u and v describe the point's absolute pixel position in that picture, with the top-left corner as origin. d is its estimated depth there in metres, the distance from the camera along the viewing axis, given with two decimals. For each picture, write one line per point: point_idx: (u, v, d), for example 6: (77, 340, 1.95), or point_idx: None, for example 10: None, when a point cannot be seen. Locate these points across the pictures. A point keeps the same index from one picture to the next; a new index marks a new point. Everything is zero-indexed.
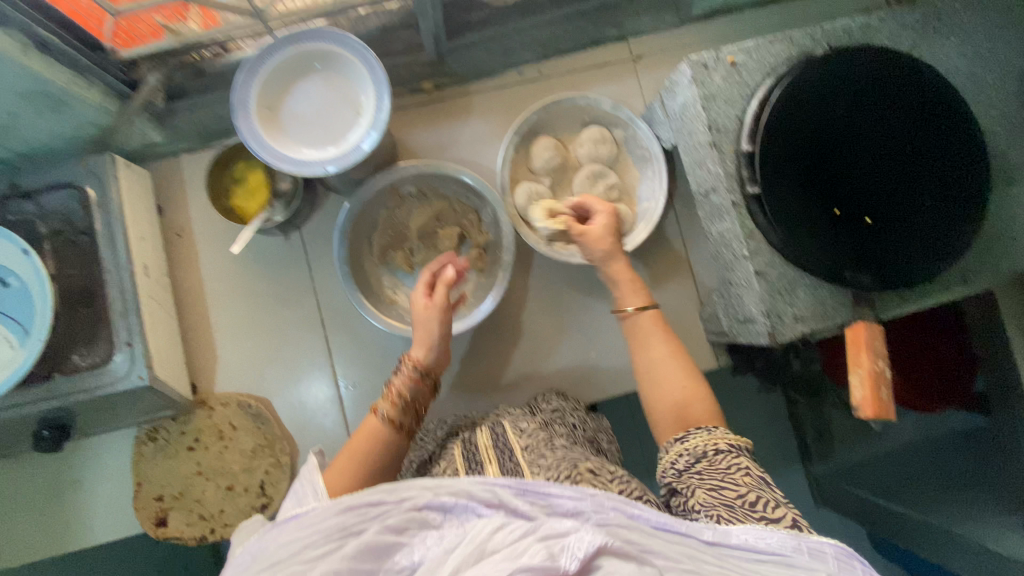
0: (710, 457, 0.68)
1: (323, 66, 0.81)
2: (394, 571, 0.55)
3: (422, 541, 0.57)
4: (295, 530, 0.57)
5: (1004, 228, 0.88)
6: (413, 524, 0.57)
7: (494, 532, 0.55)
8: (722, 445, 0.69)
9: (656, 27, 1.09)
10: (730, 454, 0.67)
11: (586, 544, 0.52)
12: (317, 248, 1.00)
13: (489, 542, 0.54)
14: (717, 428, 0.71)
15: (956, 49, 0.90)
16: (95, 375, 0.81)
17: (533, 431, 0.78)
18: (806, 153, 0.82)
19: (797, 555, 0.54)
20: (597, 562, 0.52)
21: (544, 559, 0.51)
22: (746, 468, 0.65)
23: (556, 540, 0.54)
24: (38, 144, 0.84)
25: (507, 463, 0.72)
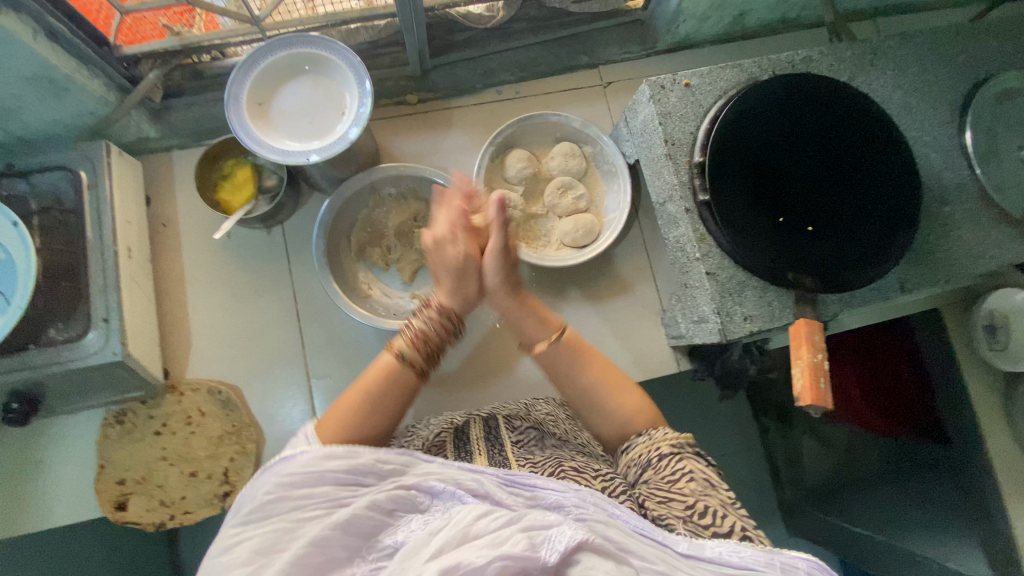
0: (654, 462, 0.70)
1: (312, 68, 0.88)
2: (380, 550, 0.59)
3: (406, 524, 0.60)
4: (287, 483, 0.61)
5: (938, 242, 0.95)
6: (400, 506, 0.62)
7: (477, 519, 0.56)
8: (665, 449, 0.71)
9: (624, 56, 1.19)
10: (675, 458, 0.69)
11: (566, 537, 0.54)
12: (298, 242, 1.05)
13: (474, 526, 0.56)
14: (657, 430, 0.74)
15: (889, 82, 1.00)
16: (68, 349, 0.83)
17: (524, 426, 0.81)
18: (752, 164, 0.90)
19: (769, 569, 0.57)
20: (576, 556, 0.54)
21: (524, 549, 0.53)
22: (688, 471, 0.68)
23: (539, 530, 0.56)
24: (37, 129, 0.89)
25: (496, 455, 0.74)
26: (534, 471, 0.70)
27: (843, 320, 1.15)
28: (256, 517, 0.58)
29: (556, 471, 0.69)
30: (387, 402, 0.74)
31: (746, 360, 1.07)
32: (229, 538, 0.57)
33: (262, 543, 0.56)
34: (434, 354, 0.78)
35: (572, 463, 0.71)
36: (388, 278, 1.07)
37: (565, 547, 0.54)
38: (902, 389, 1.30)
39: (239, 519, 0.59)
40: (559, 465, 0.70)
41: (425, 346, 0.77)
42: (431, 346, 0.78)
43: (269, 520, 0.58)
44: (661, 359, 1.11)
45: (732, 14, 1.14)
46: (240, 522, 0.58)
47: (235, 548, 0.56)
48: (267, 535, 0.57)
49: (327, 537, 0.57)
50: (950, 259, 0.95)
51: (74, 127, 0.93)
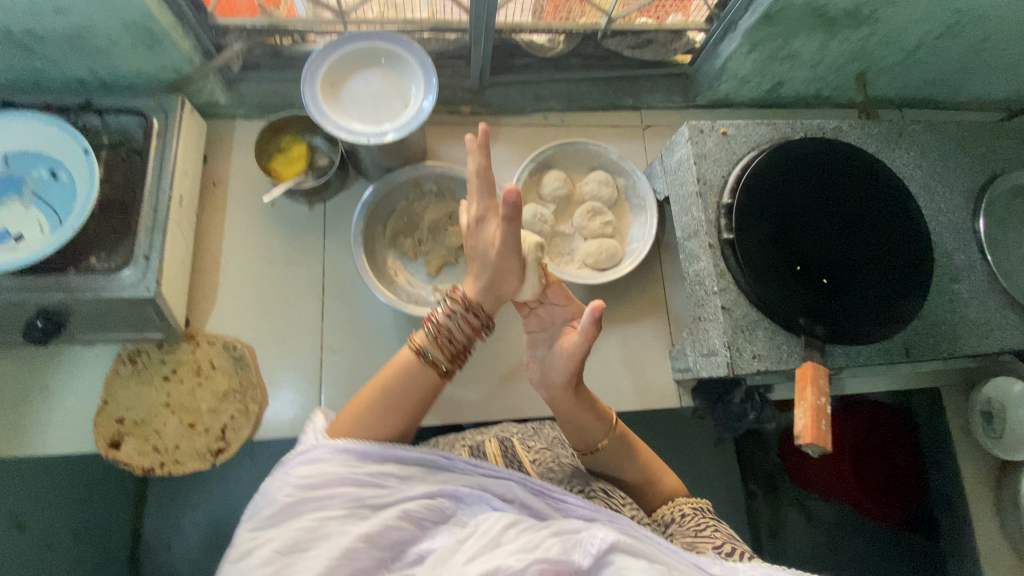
0: (678, 520, 0.70)
1: (386, 62, 0.95)
2: (408, 560, 0.56)
3: (433, 534, 0.58)
4: (307, 484, 0.56)
5: (945, 317, 0.99)
6: (429, 515, 0.58)
7: (506, 528, 0.55)
8: (687, 509, 0.72)
9: (666, 104, 1.27)
10: (698, 515, 0.70)
11: (598, 540, 0.54)
12: (336, 222, 1.10)
13: (504, 535, 0.55)
14: (681, 497, 0.75)
15: (911, 161, 1.06)
16: (106, 278, 0.86)
17: (540, 449, 0.83)
18: (778, 213, 0.95)
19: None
20: (609, 557, 0.53)
21: (559, 552, 0.53)
22: (714, 525, 0.68)
23: (570, 535, 0.55)
24: (124, 74, 0.97)
25: (514, 471, 0.76)
26: (559, 487, 0.72)
27: (845, 383, 1.17)
28: (274, 521, 0.54)
29: (585, 490, 0.72)
30: (409, 394, 0.65)
31: (747, 406, 1.11)
32: (250, 542, 0.53)
33: (285, 543, 0.52)
34: (456, 350, 0.69)
35: (599, 484, 0.74)
36: (414, 268, 1.11)
37: (598, 549, 0.53)
38: (897, 472, 1.31)
39: (257, 521, 0.54)
40: (586, 484, 0.73)
41: (451, 343, 0.68)
42: (456, 342, 0.69)
43: (290, 523, 0.53)
44: (663, 391, 1.13)
45: (771, 82, 1.22)
46: (258, 526, 0.53)
47: (256, 552, 0.52)
48: (287, 537, 0.52)
49: (355, 548, 0.52)
50: (955, 334, 0.99)
51: (155, 80, 1.00)
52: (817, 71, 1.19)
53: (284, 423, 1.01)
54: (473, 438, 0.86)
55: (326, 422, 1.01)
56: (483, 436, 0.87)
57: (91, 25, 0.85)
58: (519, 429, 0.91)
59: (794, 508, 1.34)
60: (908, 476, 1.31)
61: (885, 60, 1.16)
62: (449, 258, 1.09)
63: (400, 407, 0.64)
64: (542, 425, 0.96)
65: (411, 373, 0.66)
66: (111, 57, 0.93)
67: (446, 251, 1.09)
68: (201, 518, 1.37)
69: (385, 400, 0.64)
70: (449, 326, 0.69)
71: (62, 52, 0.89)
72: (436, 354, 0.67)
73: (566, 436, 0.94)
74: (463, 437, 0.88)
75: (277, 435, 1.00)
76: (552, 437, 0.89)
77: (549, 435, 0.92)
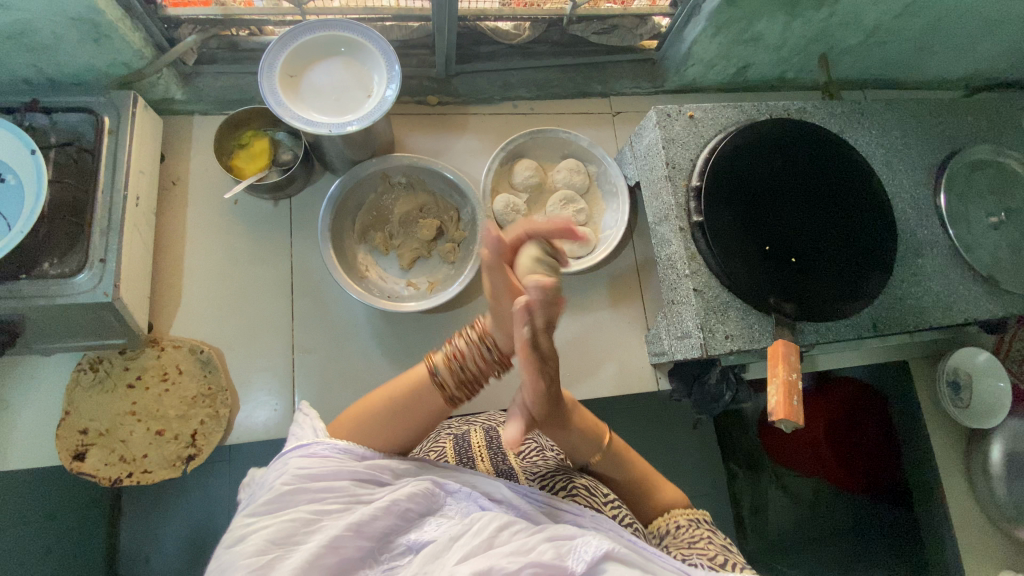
0: (674, 530, 0.70)
1: (346, 51, 0.93)
2: (393, 553, 0.54)
3: (421, 526, 0.56)
4: (307, 475, 0.55)
5: (911, 290, 1.01)
6: (415, 511, 0.56)
7: (500, 528, 0.53)
8: (682, 520, 0.71)
9: (634, 90, 1.27)
10: (694, 526, 0.70)
11: (593, 547, 0.51)
12: (303, 217, 1.08)
13: (497, 537, 0.52)
14: (681, 507, 0.74)
15: (873, 138, 1.08)
16: (59, 283, 0.83)
17: (524, 439, 0.80)
18: (745, 194, 0.96)
19: None
20: (603, 566, 0.51)
21: (552, 558, 0.50)
22: (708, 537, 0.67)
23: (564, 541, 0.53)
24: (71, 70, 0.92)
25: (500, 463, 0.74)
26: (544, 484, 0.71)
27: (817, 360, 1.20)
28: (270, 508, 0.52)
29: (567, 485, 0.70)
30: (421, 418, 0.62)
31: (723, 386, 1.11)
32: (241, 529, 0.51)
33: (278, 533, 0.50)
34: (473, 385, 0.62)
35: (582, 480, 0.72)
36: (386, 263, 1.09)
37: (592, 557, 0.51)
38: (875, 446, 1.34)
39: (250, 509, 0.52)
40: (568, 479, 0.71)
41: (467, 379, 0.61)
42: (475, 379, 0.62)
43: (287, 511, 0.52)
44: (639, 376, 1.14)
45: (736, 66, 1.23)
46: (252, 512, 0.52)
47: (246, 539, 0.50)
48: (283, 525, 0.51)
49: (344, 537, 0.51)
50: (921, 308, 1.01)
51: (104, 75, 0.96)
52: (781, 54, 1.21)
53: (256, 426, 0.98)
54: (458, 427, 0.85)
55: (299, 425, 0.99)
56: (469, 426, 0.86)
57: (30, 18, 0.81)
58: (504, 418, 0.90)
59: (775, 487, 1.39)
60: (883, 449, 1.34)
61: (846, 41, 1.18)
62: (421, 251, 1.08)
63: (400, 424, 0.61)
64: (529, 414, 0.97)
65: (422, 394, 0.61)
66: (54, 54, 0.88)
67: (418, 245, 1.07)
68: (182, 524, 1.36)
69: (388, 415, 0.61)
70: (468, 364, 0.61)
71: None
72: (447, 378, 0.61)
73: None
74: (446, 427, 0.86)
75: (249, 439, 0.98)
76: (539, 431, 0.88)
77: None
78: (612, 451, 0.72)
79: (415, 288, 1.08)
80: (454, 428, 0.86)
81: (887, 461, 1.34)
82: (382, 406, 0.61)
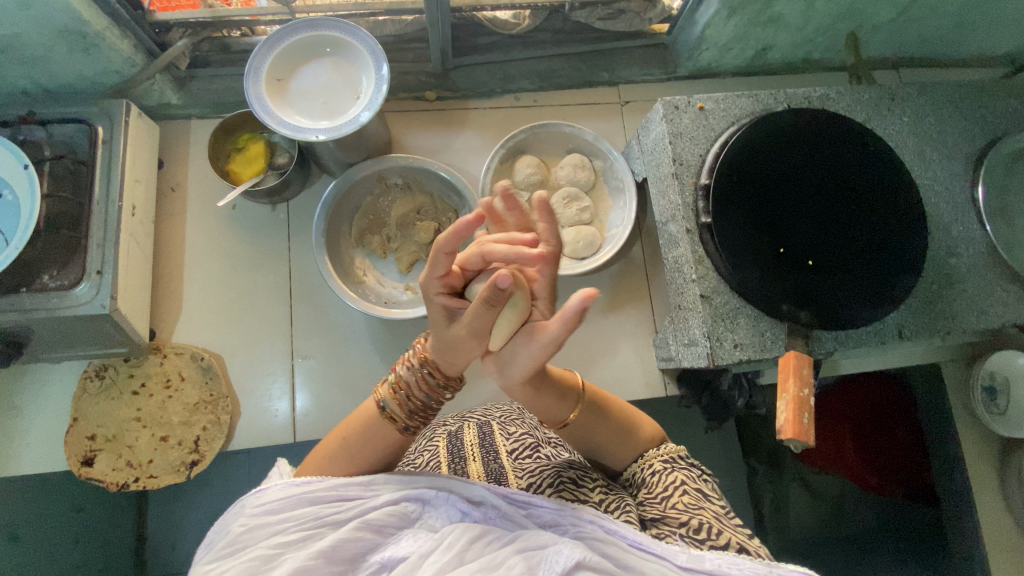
0: (647, 480, 0.67)
1: (333, 51, 0.89)
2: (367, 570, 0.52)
3: (397, 541, 0.53)
4: (263, 511, 0.54)
5: (942, 292, 0.94)
6: (392, 521, 0.55)
7: (472, 542, 0.51)
8: (657, 464, 0.68)
9: (643, 78, 1.20)
10: (666, 471, 0.67)
11: (565, 556, 0.50)
12: (301, 221, 1.07)
13: (469, 551, 0.51)
14: (655, 446, 0.70)
15: (905, 127, 0.99)
16: (58, 296, 0.84)
17: (519, 435, 0.78)
18: (758, 193, 0.89)
19: None
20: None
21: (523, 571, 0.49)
22: (683, 486, 0.65)
23: (535, 552, 0.51)
24: (64, 80, 0.92)
25: (491, 463, 0.72)
26: (533, 481, 0.68)
27: (839, 365, 1.13)
28: (227, 552, 0.51)
29: (554, 482, 0.66)
30: (371, 453, 0.61)
31: (735, 392, 1.08)
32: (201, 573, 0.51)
33: None
34: (421, 412, 0.59)
35: (571, 472, 0.68)
36: (384, 267, 1.07)
37: (563, 567, 0.49)
38: (902, 447, 1.27)
39: (210, 556, 0.52)
40: (556, 475, 0.67)
41: (410, 403, 0.58)
42: (415, 402, 0.59)
43: (245, 553, 0.51)
44: (646, 382, 1.09)
45: (755, 48, 1.15)
46: (212, 557, 0.51)
47: None
48: (243, 567, 0.50)
49: (309, 567, 0.49)
50: (953, 311, 0.94)
51: (97, 83, 0.95)
52: (805, 34, 1.12)
53: (259, 430, 0.99)
54: (455, 424, 0.84)
55: (302, 432, 1.00)
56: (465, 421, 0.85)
57: (16, 30, 0.80)
58: (506, 412, 0.88)
59: (796, 484, 1.34)
60: (908, 448, 1.27)
61: (877, 19, 1.08)
62: (420, 254, 1.04)
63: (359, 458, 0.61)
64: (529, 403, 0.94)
65: (376, 427, 0.60)
66: (45, 63, 0.88)
67: (416, 248, 1.04)
68: (202, 515, 1.41)
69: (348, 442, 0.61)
70: (407, 385, 0.58)
71: None
72: (396, 411, 0.59)
73: None
74: (443, 424, 0.87)
75: (252, 444, 0.99)
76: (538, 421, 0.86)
77: (536, 415, 0.90)
78: (589, 406, 0.65)
79: (413, 293, 1.05)
80: (454, 423, 0.86)
81: (914, 459, 1.27)
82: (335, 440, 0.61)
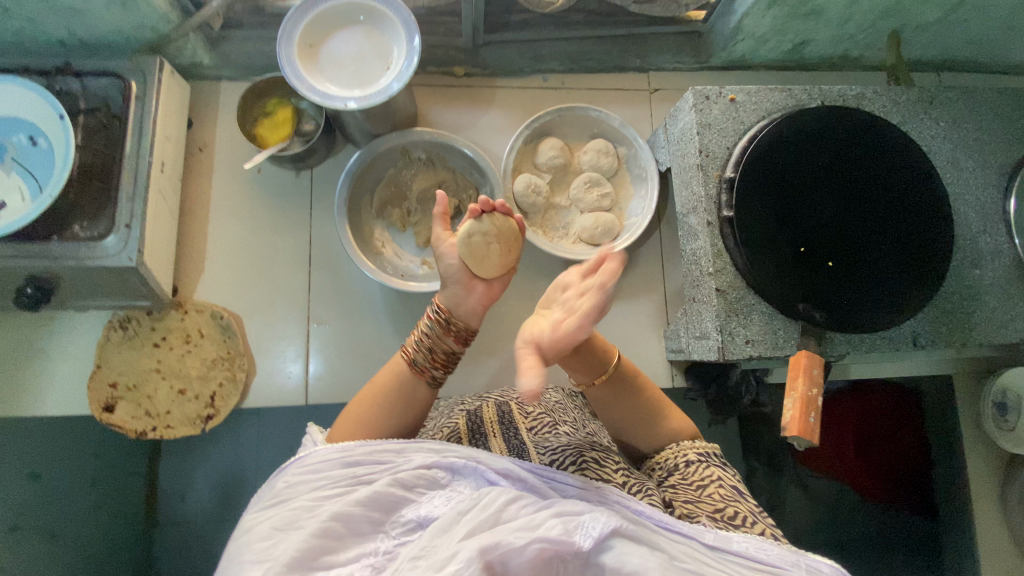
0: (682, 469, 0.68)
1: (365, 20, 0.89)
2: (399, 524, 0.52)
3: (429, 500, 0.54)
4: (305, 470, 0.56)
5: (962, 303, 0.93)
6: (422, 483, 0.55)
7: (509, 505, 0.51)
8: (692, 456, 0.69)
9: (675, 66, 1.18)
10: (701, 465, 0.68)
11: (601, 524, 0.49)
12: (324, 189, 1.08)
13: (505, 512, 0.50)
14: (685, 441, 0.72)
15: (941, 132, 0.97)
16: (88, 246, 0.86)
17: (536, 415, 0.80)
18: (783, 189, 0.88)
19: (793, 569, 0.52)
20: (611, 542, 0.49)
21: (560, 533, 0.48)
22: (718, 480, 0.65)
23: (572, 517, 0.50)
24: (101, 34, 0.93)
25: (511, 439, 0.73)
26: (554, 459, 0.69)
27: (849, 370, 1.12)
28: (272, 503, 0.53)
29: (576, 460, 0.68)
30: (400, 413, 0.65)
31: (743, 388, 1.08)
32: (250, 523, 0.53)
33: (281, 520, 0.51)
34: (442, 360, 0.67)
35: (593, 453, 0.70)
36: (402, 239, 1.08)
37: (599, 533, 0.49)
38: (903, 455, 1.27)
39: (258, 507, 0.54)
40: (579, 453, 0.69)
41: (432, 351, 0.66)
42: (438, 349, 0.66)
43: (286, 503, 0.53)
44: (654, 371, 1.10)
45: (792, 42, 1.12)
46: (258, 509, 0.54)
47: (252, 531, 0.51)
48: (285, 514, 0.52)
49: (349, 513, 0.51)
50: (972, 323, 0.93)
51: (132, 39, 0.96)
52: (845, 30, 1.09)
53: (273, 391, 1.02)
54: (471, 404, 0.85)
55: (313, 396, 1.03)
56: (482, 402, 0.86)
57: None
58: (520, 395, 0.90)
59: (794, 486, 1.34)
60: (913, 457, 1.28)
61: (922, 18, 1.05)
62: (439, 230, 1.06)
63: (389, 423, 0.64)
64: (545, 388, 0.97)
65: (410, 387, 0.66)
66: (83, 15, 0.89)
67: (435, 223, 1.05)
68: (214, 466, 1.47)
69: (377, 402, 0.64)
70: (429, 335, 0.66)
71: (33, 11, 0.86)
72: (422, 360, 0.66)
73: (564, 398, 0.95)
74: (461, 403, 0.87)
75: (266, 403, 1.02)
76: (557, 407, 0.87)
77: (550, 403, 0.90)
78: (614, 377, 0.72)
79: (430, 268, 1.07)
80: (472, 402, 0.87)
81: (916, 468, 1.28)
82: (370, 399, 0.65)
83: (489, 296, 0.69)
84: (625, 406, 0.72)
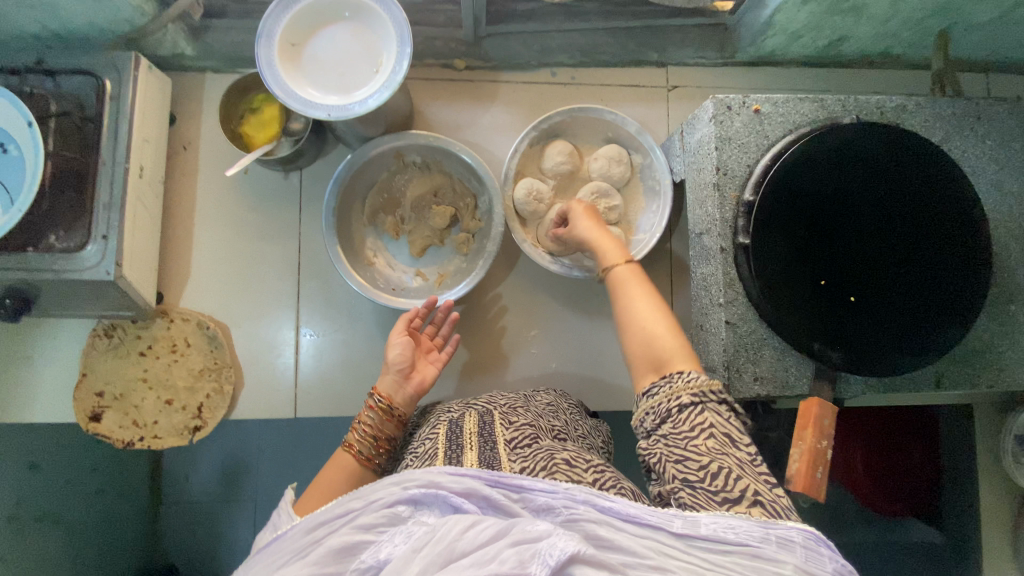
0: (674, 416, 0.58)
1: (352, 16, 0.81)
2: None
3: (389, 539, 0.45)
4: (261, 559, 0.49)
5: (993, 342, 0.86)
6: (379, 521, 0.46)
7: (465, 533, 0.42)
8: (685, 399, 0.59)
9: (696, 61, 1.08)
10: (695, 408, 0.58)
11: (559, 550, 0.41)
12: (315, 192, 1.02)
13: (460, 541, 0.42)
14: (689, 373, 0.61)
15: (988, 152, 0.88)
16: (63, 259, 0.82)
17: (521, 424, 0.66)
18: (807, 213, 0.81)
19: (764, 545, 0.46)
20: (570, 570, 0.41)
21: (514, 565, 0.40)
22: (710, 428, 0.56)
23: (529, 543, 0.42)
24: (71, 26, 0.87)
25: (488, 452, 0.58)
26: (524, 465, 0.57)
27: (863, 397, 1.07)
28: None
29: (546, 464, 0.56)
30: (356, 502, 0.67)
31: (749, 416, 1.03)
32: None
33: None
34: (384, 443, 0.72)
35: (565, 454, 0.59)
36: (396, 249, 1.04)
37: (558, 560, 0.41)
38: (913, 473, 1.22)
39: None
40: (550, 457, 0.57)
41: (373, 436, 0.71)
42: (382, 437, 0.72)
43: None
44: None
45: (829, 38, 1.01)
46: None
47: None
48: None
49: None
50: (1001, 364, 0.86)
51: (106, 32, 0.89)
52: (888, 27, 0.98)
53: (262, 402, 1.00)
54: (457, 412, 0.72)
55: (303, 409, 1.00)
56: (468, 409, 0.72)
57: None
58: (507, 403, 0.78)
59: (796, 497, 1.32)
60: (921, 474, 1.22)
61: (978, 15, 0.93)
62: (433, 239, 1.01)
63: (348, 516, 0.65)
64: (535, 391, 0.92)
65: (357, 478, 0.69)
66: (50, 7, 0.82)
67: (430, 232, 1.00)
68: (214, 454, 1.48)
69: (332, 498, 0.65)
70: (370, 423, 0.72)
71: None
72: (367, 450, 0.70)
73: (556, 401, 0.91)
74: (447, 411, 0.75)
75: (255, 414, 0.99)
76: (541, 412, 0.78)
77: (539, 405, 0.84)
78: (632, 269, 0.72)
79: (425, 280, 1.03)
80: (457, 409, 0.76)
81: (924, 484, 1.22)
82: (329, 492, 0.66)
83: (421, 384, 0.79)
84: (634, 290, 0.69)
